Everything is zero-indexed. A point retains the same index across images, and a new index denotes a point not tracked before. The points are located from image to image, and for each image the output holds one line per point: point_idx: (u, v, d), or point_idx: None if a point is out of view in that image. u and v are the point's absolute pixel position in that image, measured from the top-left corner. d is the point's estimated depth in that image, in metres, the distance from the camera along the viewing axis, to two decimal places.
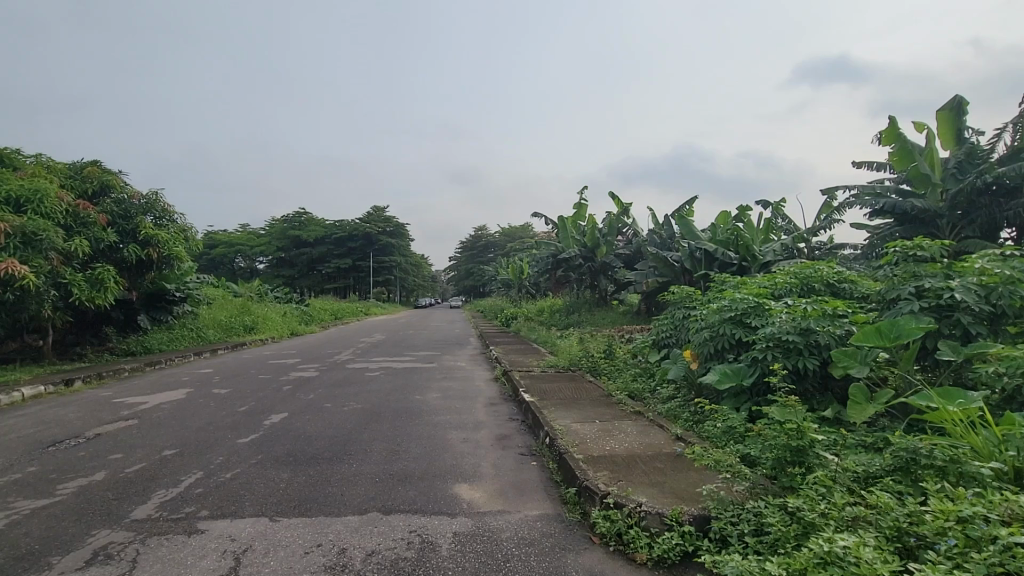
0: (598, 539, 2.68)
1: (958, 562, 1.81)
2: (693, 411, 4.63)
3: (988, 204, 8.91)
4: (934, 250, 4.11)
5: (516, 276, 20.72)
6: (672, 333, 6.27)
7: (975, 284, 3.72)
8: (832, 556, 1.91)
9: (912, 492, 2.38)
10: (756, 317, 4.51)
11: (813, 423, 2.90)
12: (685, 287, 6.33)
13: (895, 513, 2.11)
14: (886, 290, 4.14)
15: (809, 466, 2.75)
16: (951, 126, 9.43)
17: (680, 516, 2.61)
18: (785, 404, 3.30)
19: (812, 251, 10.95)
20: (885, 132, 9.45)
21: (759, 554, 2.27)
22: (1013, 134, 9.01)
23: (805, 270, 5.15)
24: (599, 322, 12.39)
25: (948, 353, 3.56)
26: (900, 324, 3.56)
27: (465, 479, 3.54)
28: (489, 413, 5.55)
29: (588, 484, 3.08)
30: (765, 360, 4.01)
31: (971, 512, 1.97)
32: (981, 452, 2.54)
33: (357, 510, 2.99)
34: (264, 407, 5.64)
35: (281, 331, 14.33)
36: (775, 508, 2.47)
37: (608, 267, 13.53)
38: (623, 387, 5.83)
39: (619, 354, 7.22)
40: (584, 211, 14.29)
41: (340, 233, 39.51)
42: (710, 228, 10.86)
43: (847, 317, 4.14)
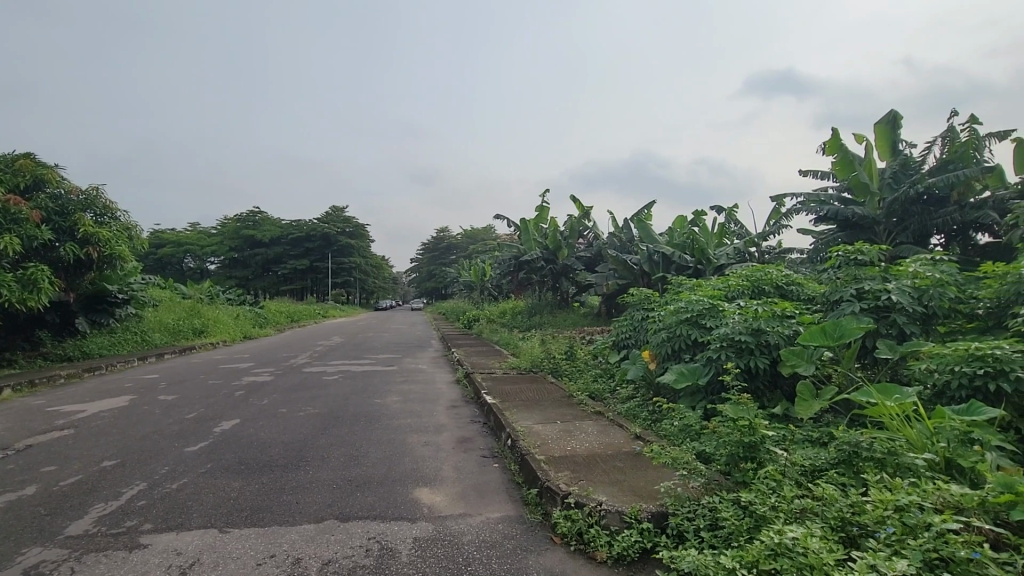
0: (559, 538, 2.70)
1: (897, 549, 1.92)
2: (651, 411, 4.74)
3: (920, 212, 9.51)
4: (873, 254, 4.35)
5: (478, 278, 20.74)
6: (631, 335, 6.40)
7: (909, 286, 3.97)
8: (782, 547, 1.99)
9: (854, 483, 2.51)
10: (711, 318, 4.67)
11: (764, 419, 3.02)
12: (644, 290, 6.49)
13: (839, 505, 2.22)
14: (829, 292, 4.37)
15: (760, 462, 2.86)
16: (888, 138, 10.04)
17: (639, 513, 2.66)
18: (738, 402, 3.42)
19: (762, 255, 11.41)
20: (829, 142, 9.96)
21: (714, 548, 2.34)
22: (942, 147, 9.67)
23: (756, 273, 5.36)
24: (561, 324, 12.50)
25: (885, 351, 3.78)
26: (843, 324, 3.76)
27: (426, 483, 3.50)
28: (451, 416, 5.51)
29: (550, 484, 3.10)
30: (719, 360, 4.15)
31: (907, 501, 2.10)
32: (915, 444, 2.71)
33: (314, 518, 2.90)
34: (213, 414, 5.40)
35: (233, 334, 13.79)
36: (728, 503, 2.55)
37: (569, 269, 13.69)
38: (583, 388, 5.90)
39: (580, 355, 7.31)
40: (546, 213, 14.41)
41: (297, 233, 38.46)
42: (668, 232, 11.15)
43: (795, 317, 4.34)
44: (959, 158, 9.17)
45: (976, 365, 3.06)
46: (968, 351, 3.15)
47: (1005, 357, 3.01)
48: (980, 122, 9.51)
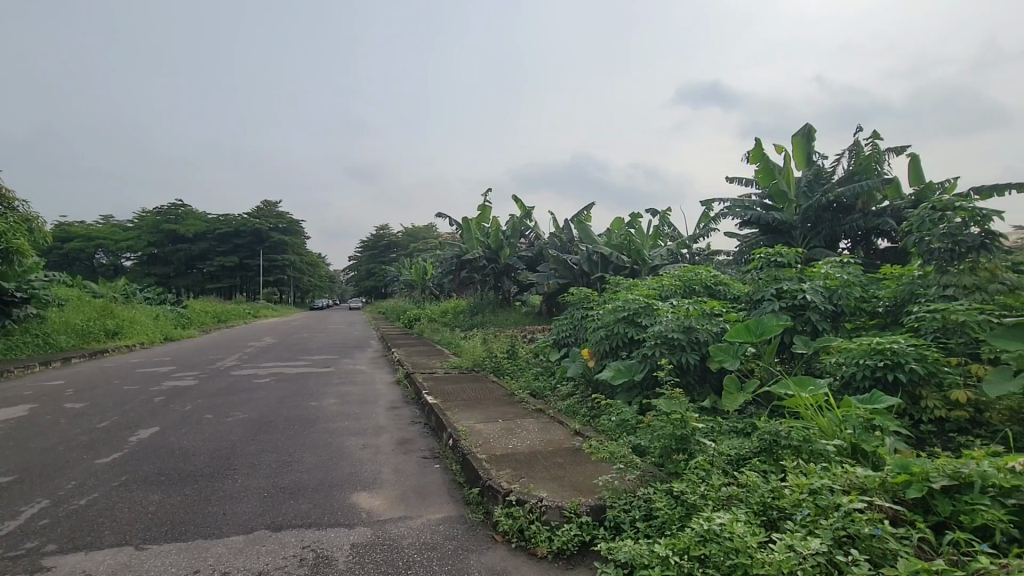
0: (500, 537, 2.72)
1: (811, 529, 2.08)
2: (590, 407, 4.88)
3: (830, 219, 10.32)
4: (790, 256, 4.70)
5: (418, 277, 20.46)
6: (571, 333, 6.53)
7: (821, 286, 4.32)
8: (711, 533, 2.11)
9: (774, 469, 2.70)
10: (646, 317, 4.86)
11: (694, 412, 3.18)
12: (584, 289, 6.65)
13: (761, 490, 2.37)
14: (752, 292, 4.67)
15: (691, 453, 3.00)
16: (803, 150, 10.83)
17: (579, 508, 2.74)
18: (671, 396, 3.59)
19: (693, 257, 11.99)
20: (753, 151, 10.61)
21: (648, 538, 2.44)
22: (849, 160, 10.55)
23: (687, 274, 5.63)
24: (503, 322, 12.56)
25: (801, 346, 4.10)
26: (765, 322, 4.02)
27: (364, 487, 3.41)
28: (391, 418, 5.40)
29: (491, 483, 3.11)
30: (653, 357, 4.33)
31: (819, 485, 2.28)
32: (826, 431, 2.94)
33: (242, 529, 2.76)
34: (129, 422, 4.98)
35: (151, 336, 12.80)
36: (662, 493, 2.67)
37: (511, 268, 13.78)
38: (525, 386, 5.96)
39: (521, 354, 7.37)
40: (488, 212, 14.41)
41: (225, 228, 36.33)
42: (606, 233, 11.48)
43: (722, 315, 4.60)
44: (864, 170, 10.03)
45: (877, 358, 3.37)
46: (871, 345, 3.46)
47: (901, 350, 3.34)
48: (882, 138, 10.44)
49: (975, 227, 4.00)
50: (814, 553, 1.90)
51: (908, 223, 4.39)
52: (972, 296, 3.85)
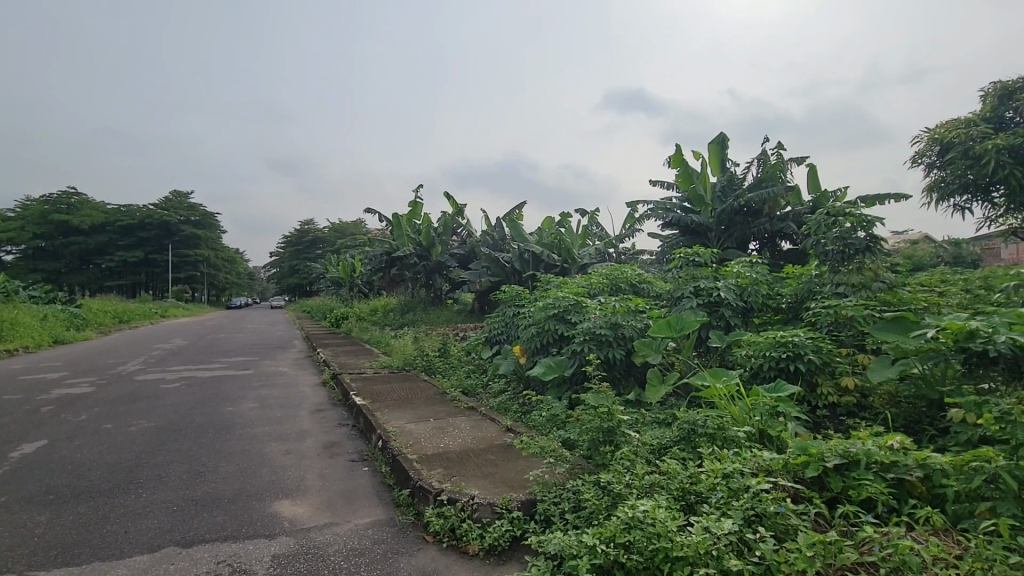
0: (431, 537, 2.69)
1: (724, 510, 2.24)
2: (521, 403, 4.94)
3: (742, 222, 11.09)
4: (707, 256, 5.02)
5: (346, 274, 19.79)
6: (503, 331, 6.58)
7: (734, 284, 4.66)
8: (635, 520, 2.20)
9: (691, 456, 2.87)
10: (575, 314, 5.00)
11: (620, 405, 3.32)
12: (515, 287, 6.73)
13: (681, 477, 2.51)
14: (672, 290, 4.94)
15: (617, 444, 3.13)
16: (718, 156, 11.55)
17: (510, 503, 2.77)
18: (598, 390, 3.72)
19: (620, 256, 12.46)
20: (674, 157, 11.17)
21: (576, 528, 2.51)
22: (758, 167, 11.39)
23: (614, 272, 5.84)
24: (434, 321, 12.42)
25: (716, 340, 4.38)
26: (684, 318, 4.27)
27: (287, 495, 3.25)
28: (316, 421, 5.18)
29: (422, 484, 3.07)
30: (582, 352, 4.46)
31: (731, 469, 2.45)
32: (738, 419, 3.17)
33: (147, 548, 2.54)
34: (9, 437, 4.42)
35: (38, 339, 11.43)
36: (589, 484, 2.76)
37: (443, 266, 13.65)
38: (456, 385, 5.93)
39: (453, 352, 7.32)
40: (419, 209, 14.13)
41: (126, 220, 33.17)
42: (538, 232, 11.65)
43: (646, 312, 4.82)
44: (770, 178, 10.87)
45: (781, 351, 3.68)
46: (776, 338, 3.77)
47: (801, 343, 3.66)
48: (785, 149, 11.36)
49: (861, 232, 4.46)
50: (726, 533, 2.04)
51: (807, 227, 4.82)
52: (859, 292, 4.29)
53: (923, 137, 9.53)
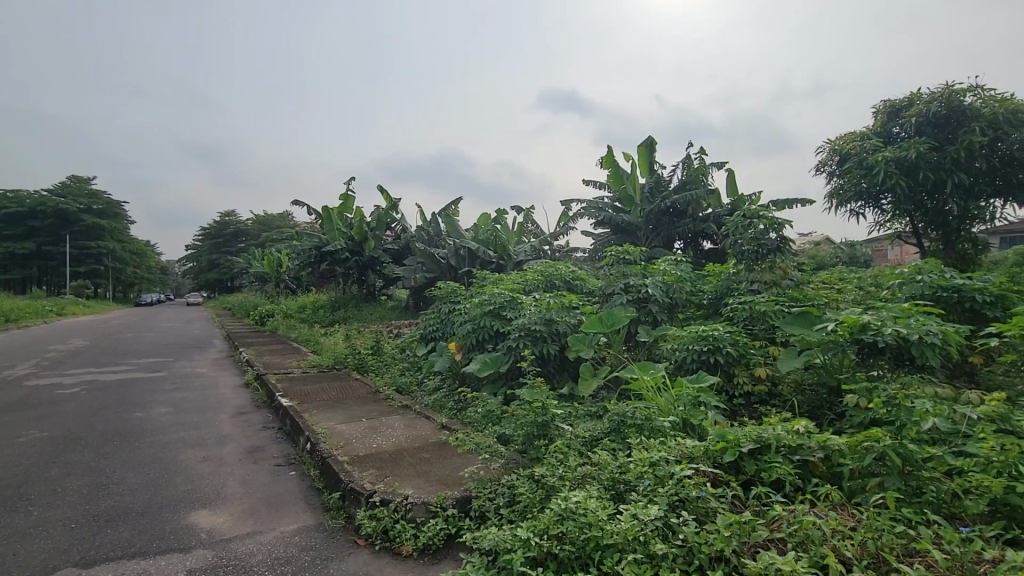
0: (363, 540, 2.62)
1: (651, 497, 2.34)
2: (456, 400, 4.92)
3: (668, 222, 11.66)
4: (636, 254, 5.25)
5: (272, 269, 18.83)
6: (438, 327, 6.53)
7: (661, 281, 4.90)
8: (567, 511, 2.25)
9: (621, 447, 2.98)
10: (511, 310, 5.05)
11: (554, 400, 3.38)
12: (451, 283, 6.68)
13: (612, 467, 2.60)
14: (605, 286, 5.17)
15: (551, 437, 3.20)
16: (647, 159, 12.03)
17: (445, 501, 2.76)
18: (533, 385, 3.78)
19: (554, 253, 12.71)
20: (606, 157, 11.52)
21: (511, 522, 2.54)
22: (682, 170, 11.98)
23: (548, 268, 5.95)
24: (367, 318, 12.07)
25: (644, 335, 4.57)
26: (615, 314, 4.41)
27: (204, 505, 3.04)
28: (238, 424, 4.89)
29: (353, 486, 2.98)
30: (517, 348, 4.51)
31: (658, 457, 2.57)
32: (663, 409, 3.34)
33: (40, 571, 2.30)
34: None
35: None
36: (524, 478, 2.80)
37: (376, 261, 13.32)
38: (390, 383, 5.82)
39: (386, 349, 7.16)
40: (350, 202, 13.65)
41: (13, 208, 29.64)
42: (474, 228, 11.63)
43: (579, 308, 4.95)
44: (693, 180, 11.46)
45: (703, 344, 3.92)
46: (698, 333, 4.00)
47: (720, 337, 3.91)
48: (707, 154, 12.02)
49: (773, 233, 4.83)
50: (653, 518, 2.14)
51: (726, 228, 5.15)
52: (771, 289, 4.63)
53: (825, 147, 10.44)
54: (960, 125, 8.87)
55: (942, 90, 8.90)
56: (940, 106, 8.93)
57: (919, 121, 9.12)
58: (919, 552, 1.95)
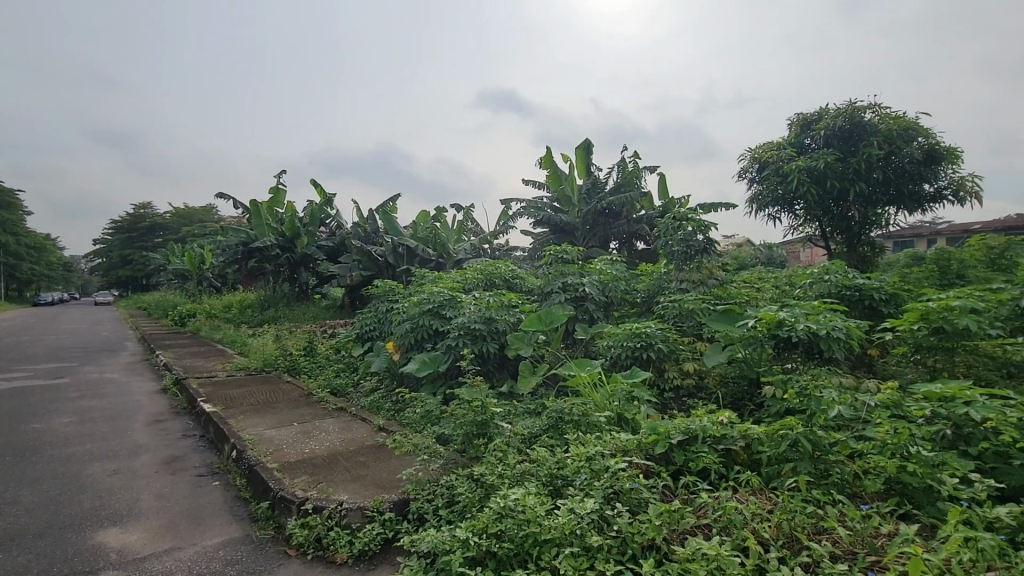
0: (294, 551, 2.51)
1: (587, 491, 2.40)
2: (394, 401, 4.82)
3: (604, 223, 12.00)
4: (573, 253, 5.37)
5: (193, 266, 17.61)
6: (375, 327, 6.37)
7: (597, 280, 5.05)
8: (506, 509, 2.26)
9: (559, 443, 3.03)
10: (450, 309, 5.01)
11: (493, 398, 3.39)
12: (388, 282, 6.53)
13: (550, 464, 2.64)
14: (544, 285, 5.25)
15: (490, 436, 3.20)
16: (584, 160, 12.30)
17: (381, 505, 2.70)
18: (472, 384, 3.77)
19: (493, 252, 12.73)
20: (545, 158, 11.67)
21: (450, 523, 2.52)
22: (618, 173, 12.36)
23: (488, 267, 5.96)
24: (299, 318, 11.56)
25: (581, 332, 4.70)
26: (553, 312, 4.49)
27: (115, 522, 2.80)
28: (154, 433, 4.54)
29: (284, 493, 2.85)
30: (457, 347, 4.49)
31: (594, 452, 2.64)
32: (599, 404, 3.44)
33: None
34: None
35: None
36: (463, 478, 2.79)
37: (309, 258, 12.78)
38: (323, 385, 5.60)
39: (320, 350, 6.89)
40: (281, 196, 13.01)
41: None
42: (412, 225, 11.43)
43: (518, 306, 4.99)
44: (628, 183, 11.85)
45: (637, 341, 4.07)
46: (633, 330, 4.16)
47: (652, 334, 4.08)
48: (641, 157, 12.47)
49: (700, 235, 5.09)
50: (589, 512, 2.19)
51: (657, 230, 5.38)
52: (699, 288, 4.88)
53: (746, 156, 11.12)
54: (861, 139, 9.72)
55: (846, 107, 9.73)
56: (845, 121, 9.75)
57: (827, 134, 9.94)
58: (826, 530, 2.13)
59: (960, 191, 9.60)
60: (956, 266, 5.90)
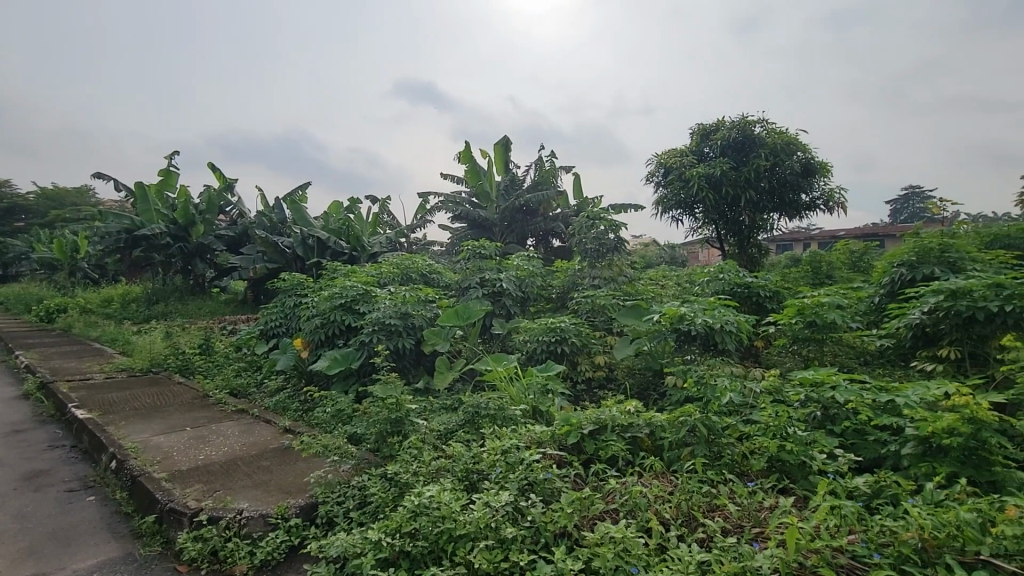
0: (185, 567, 2.30)
1: (503, 484, 2.43)
2: (302, 400, 4.57)
3: (521, 219, 12.17)
4: (491, 248, 5.41)
5: (64, 255, 15.50)
6: (281, 322, 5.99)
7: (514, 276, 5.13)
8: (420, 507, 2.24)
9: (474, 438, 3.03)
10: (364, 304, 4.85)
11: (408, 395, 3.34)
12: (296, 275, 6.19)
13: (465, 459, 2.64)
14: (461, 280, 5.24)
15: (405, 433, 3.13)
16: (502, 157, 12.38)
17: (286, 511, 2.56)
18: (387, 380, 3.67)
19: (410, 245, 12.47)
20: (463, 152, 11.59)
21: (361, 525, 2.43)
22: (535, 171, 12.58)
23: (404, 262, 5.82)
24: (194, 313, 10.60)
25: (498, 327, 4.76)
26: (470, 308, 4.49)
27: None
28: (10, 445, 3.94)
29: (173, 505, 2.61)
30: (370, 343, 4.36)
31: (510, 445, 2.67)
32: (515, 398, 3.50)
33: None
34: None
35: None
36: (375, 478, 2.71)
37: (206, 248, 11.74)
38: (221, 385, 5.18)
39: (218, 348, 6.36)
40: (173, 179, 11.80)
41: None
42: (323, 216, 10.87)
43: (435, 301, 4.93)
44: (545, 181, 12.09)
45: (552, 336, 4.20)
46: (548, 325, 4.28)
47: (566, 328, 4.23)
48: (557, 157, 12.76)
49: (611, 234, 5.34)
50: (503, 504, 2.22)
51: (572, 228, 5.55)
52: (610, 284, 5.12)
53: (653, 160, 11.79)
54: (751, 150, 10.68)
55: (739, 120, 10.64)
56: (738, 133, 10.67)
57: (723, 144, 10.80)
58: (718, 507, 2.33)
59: (830, 201, 10.86)
60: (825, 267, 6.67)
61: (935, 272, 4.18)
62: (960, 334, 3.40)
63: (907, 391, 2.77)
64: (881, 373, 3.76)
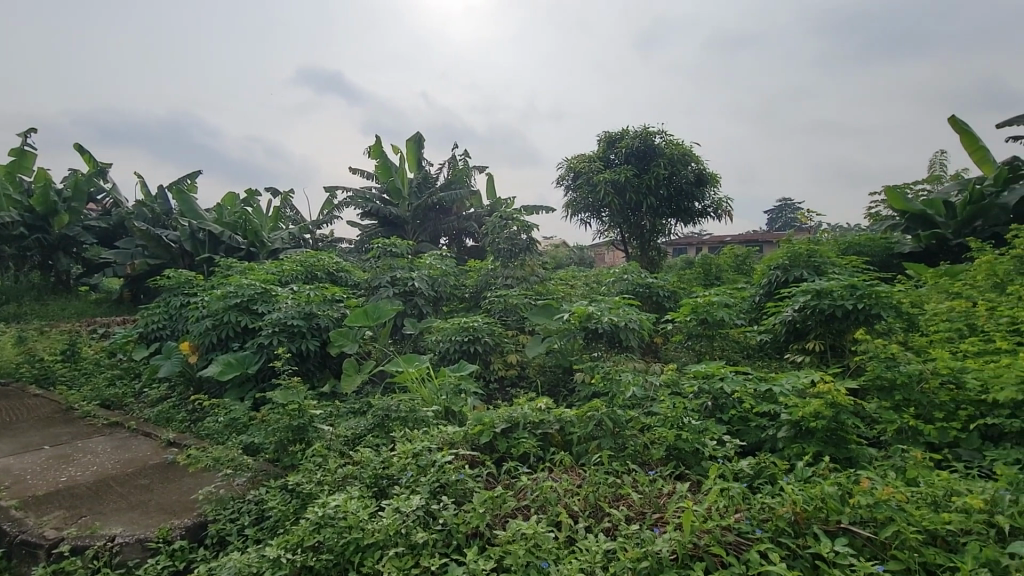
0: None
1: (414, 487, 2.38)
2: (189, 410, 4.15)
3: (433, 218, 12.00)
4: (402, 247, 5.29)
5: None
6: (164, 324, 5.40)
7: (427, 275, 5.06)
8: (325, 518, 2.13)
9: (384, 442, 2.94)
10: (262, 304, 4.52)
11: (313, 400, 3.16)
12: (183, 273, 5.62)
13: (374, 464, 2.55)
14: (370, 279, 5.07)
15: (308, 441, 2.96)
16: (415, 154, 12.13)
17: (169, 534, 2.31)
18: (288, 385, 3.44)
19: (315, 242, 11.83)
20: (373, 146, 11.20)
21: (258, 542, 2.26)
22: (449, 170, 12.46)
23: (309, 259, 5.51)
24: (57, 315, 9.26)
25: (409, 327, 4.66)
26: (381, 307, 4.34)
27: None
28: None
29: (25, 537, 2.26)
30: (270, 346, 4.09)
31: (421, 447, 2.61)
32: (427, 399, 3.44)
33: None
34: None
35: None
36: (275, 490, 2.53)
37: (72, 241, 10.29)
38: (89, 396, 4.56)
39: (86, 355, 5.60)
40: (29, 160, 10.21)
41: None
42: (217, 208, 9.99)
43: (342, 301, 4.72)
44: (458, 180, 12.00)
45: (464, 335, 4.19)
46: (460, 324, 4.27)
47: (479, 327, 4.24)
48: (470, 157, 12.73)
49: (524, 234, 5.43)
50: (414, 508, 2.17)
51: (484, 227, 5.57)
52: (522, 284, 5.20)
53: (563, 164, 12.16)
54: (652, 159, 11.38)
55: (641, 130, 11.30)
56: (640, 142, 11.32)
57: (627, 152, 11.41)
58: (622, 496, 2.45)
59: (719, 209, 11.86)
60: (715, 270, 7.28)
61: (804, 274, 4.73)
62: (823, 329, 3.88)
63: (782, 380, 3.10)
64: (761, 364, 4.18)
